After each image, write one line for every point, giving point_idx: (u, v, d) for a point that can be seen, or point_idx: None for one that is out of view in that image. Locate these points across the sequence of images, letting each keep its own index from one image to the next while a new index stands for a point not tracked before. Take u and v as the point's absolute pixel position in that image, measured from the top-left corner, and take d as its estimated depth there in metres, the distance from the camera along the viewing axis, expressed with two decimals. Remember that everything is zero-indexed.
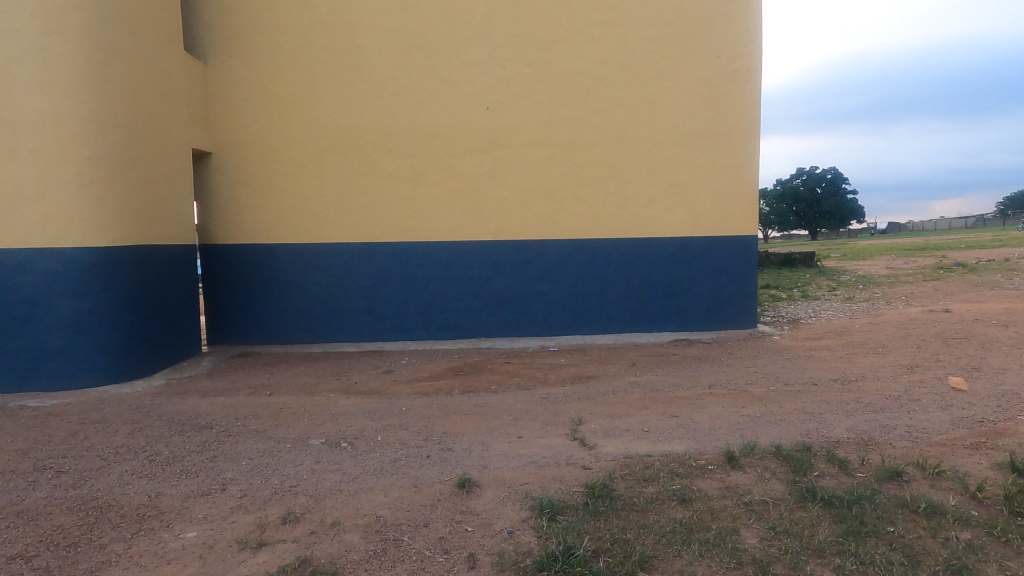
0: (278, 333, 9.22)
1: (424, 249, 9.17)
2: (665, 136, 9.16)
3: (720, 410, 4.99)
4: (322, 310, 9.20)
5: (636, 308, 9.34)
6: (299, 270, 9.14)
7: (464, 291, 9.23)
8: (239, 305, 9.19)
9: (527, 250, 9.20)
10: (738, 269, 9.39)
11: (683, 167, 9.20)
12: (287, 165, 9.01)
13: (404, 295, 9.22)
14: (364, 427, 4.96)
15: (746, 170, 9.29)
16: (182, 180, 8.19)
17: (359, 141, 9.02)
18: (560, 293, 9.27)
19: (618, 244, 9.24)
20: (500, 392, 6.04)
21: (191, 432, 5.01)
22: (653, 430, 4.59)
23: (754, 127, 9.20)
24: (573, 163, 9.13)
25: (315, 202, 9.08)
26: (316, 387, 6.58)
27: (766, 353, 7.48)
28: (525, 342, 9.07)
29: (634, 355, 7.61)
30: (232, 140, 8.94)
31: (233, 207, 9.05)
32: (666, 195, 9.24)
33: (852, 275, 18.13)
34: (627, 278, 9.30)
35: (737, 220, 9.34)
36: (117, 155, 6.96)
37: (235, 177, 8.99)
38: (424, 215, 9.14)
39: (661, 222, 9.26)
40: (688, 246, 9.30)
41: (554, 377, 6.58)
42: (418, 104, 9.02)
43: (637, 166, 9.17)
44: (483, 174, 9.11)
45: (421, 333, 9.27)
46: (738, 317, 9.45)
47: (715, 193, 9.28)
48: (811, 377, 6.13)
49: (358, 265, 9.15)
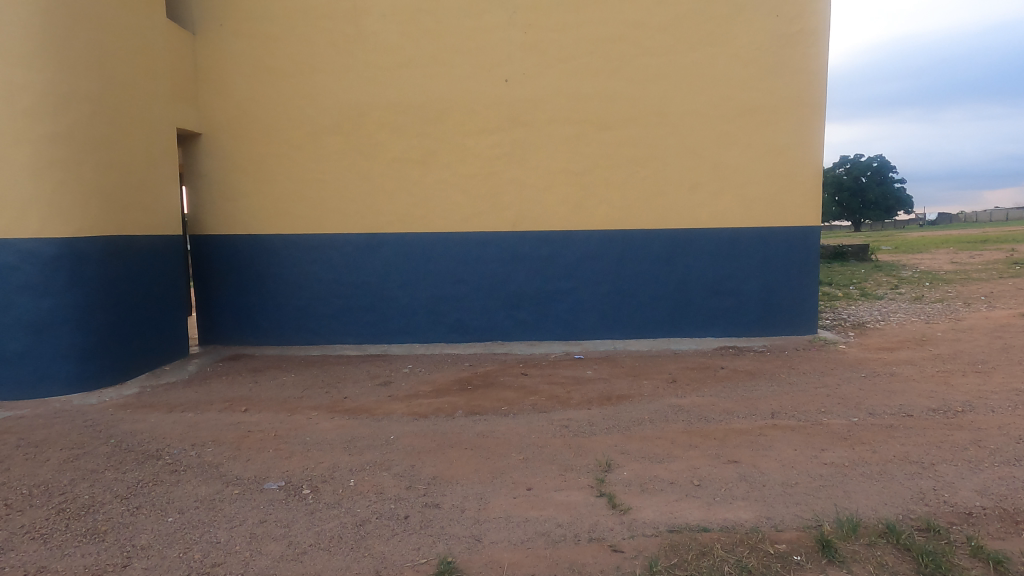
0: (275, 333, 8.38)
1: (434, 242, 8.16)
2: (712, 111, 7.88)
3: (794, 455, 3.83)
4: (322, 308, 8.32)
5: (675, 309, 8.14)
6: (296, 265, 8.26)
7: (478, 289, 8.20)
8: (232, 302, 8.37)
9: (550, 242, 8.10)
10: (794, 264, 8.08)
11: (733, 147, 7.91)
12: (284, 147, 8.10)
13: (412, 292, 8.24)
14: (337, 465, 3.98)
15: (809, 151, 7.93)
16: (166, 163, 7.37)
17: (362, 119, 8.03)
18: (587, 292, 8.15)
19: (654, 235, 8.05)
20: (511, 416, 4.98)
21: (132, 465, 4.12)
22: (705, 484, 3.47)
23: (819, 98, 7.83)
24: (605, 142, 7.95)
25: (315, 188, 8.15)
26: (299, 402, 5.65)
27: (836, 369, 6.19)
28: (547, 347, 7.98)
29: (674, 368, 6.44)
30: (225, 119, 8.08)
31: (226, 194, 8.21)
32: (712, 180, 7.97)
33: (912, 272, 16.30)
34: (665, 274, 8.10)
35: (797, 208, 8.01)
36: (83, 133, 6.13)
37: (227, 160, 8.14)
38: (435, 203, 8.12)
39: (707, 211, 8.00)
40: (736, 239, 8.03)
41: (578, 396, 5.48)
42: (427, 77, 7.97)
43: (679, 146, 7.93)
44: (501, 155, 8.01)
45: (431, 336, 8.28)
46: (795, 320, 8.14)
47: (771, 176, 7.96)
48: (903, 405, 4.87)
49: (361, 259, 8.22)
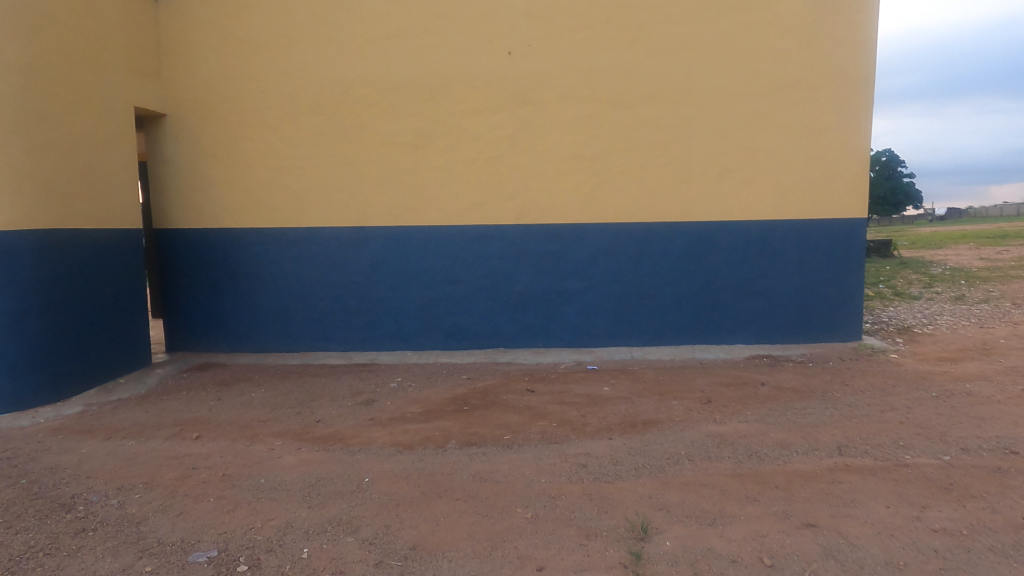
0: (250, 339, 7.49)
1: (428, 236, 7.24)
2: (744, 87, 6.91)
3: (889, 518, 2.91)
4: (303, 311, 7.42)
5: (700, 312, 7.20)
6: (274, 262, 7.37)
7: (478, 290, 7.28)
8: (203, 304, 7.50)
9: (559, 237, 7.17)
10: (836, 261, 7.13)
11: (768, 128, 6.95)
12: (259, 129, 7.19)
13: (403, 294, 7.34)
14: (291, 524, 3.08)
15: (855, 132, 6.95)
16: (122, 147, 6.48)
17: (346, 97, 7.10)
18: (600, 293, 7.23)
19: (676, 229, 7.10)
20: (515, 449, 4.06)
21: (31, 521, 3.24)
22: (780, 564, 2.58)
23: (867, 72, 6.86)
24: (621, 123, 7.00)
25: (294, 176, 7.24)
26: (263, 427, 4.74)
27: (898, 386, 5.24)
28: (556, 355, 7.05)
29: (705, 384, 5.49)
30: (192, 98, 7.18)
31: (194, 183, 7.32)
32: (744, 166, 7.01)
33: (941, 269, 15.23)
34: (689, 274, 7.17)
35: (840, 198, 7.04)
36: (12, 109, 5.25)
37: (195, 145, 7.24)
38: (429, 192, 7.19)
39: (737, 201, 7.05)
40: (770, 234, 7.08)
41: (596, 421, 4.57)
42: (419, 49, 7.03)
43: (707, 128, 6.96)
44: (503, 138, 7.07)
45: (425, 342, 7.38)
46: (837, 325, 7.19)
47: (810, 162, 6.99)
48: (1000, 439, 3.92)
49: (346, 256, 7.31)
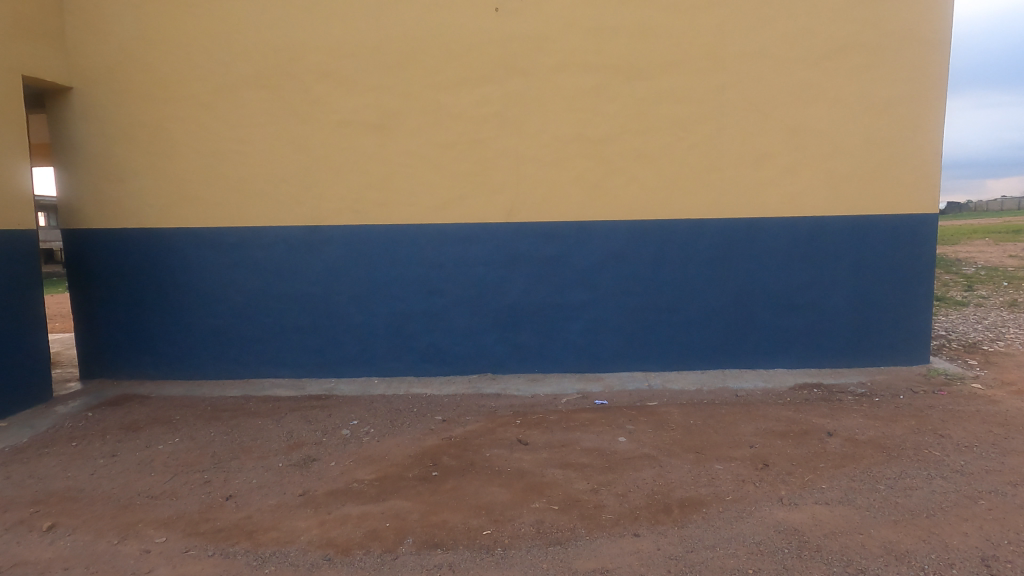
0: (183, 363, 6.15)
1: (398, 238, 5.90)
2: (788, 52, 5.57)
3: None
4: (247, 330, 6.08)
5: (730, 329, 5.90)
6: (210, 269, 6.02)
7: (459, 304, 5.95)
8: (124, 321, 6.14)
9: (559, 238, 5.84)
10: (898, 267, 5.81)
11: (817, 101, 5.62)
12: (188, 105, 5.81)
13: (368, 308, 6.00)
14: None
15: (926, 107, 5.62)
16: (9, 129, 5.14)
17: (295, 66, 5.73)
18: (609, 307, 5.90)
19: (703, 227, 5.78)
20: (499, 561, 2.75)
21: None
22: None
23: (939, 33, 5.53)
24: (635, 97, 5.66)
25: (233, 164, 5.87)
26: (150, 507, 3.41)
27: (1013, 439, 3.93)
28: (556, 384, 5.73)
29: (752, 434, 4.16)
30: (105, 67, 5.80)
31: (109, 174, 5.95)
32: (787, 150, 5.68)
33: (971, 267, 13.98)
34: (717, 283, 5.85)
35: (904, 189, 5.72)
36: None
37: (109, 126, 5.87)
38: (399, 184, 5.84)
39: (778, 193, 5.73)
40: (819, 233, 5.77)
41: (614, 502, 3.26)
42: (385, 5, 5.65)
43: (741, 102, 5.63)
44: (490, 116, 5.72)
45: (395, 368, 6.05)
46: (898, 345, 5.89)
47: (869, 144, 5.67)
48: None
49: (298, 263, 5.97)
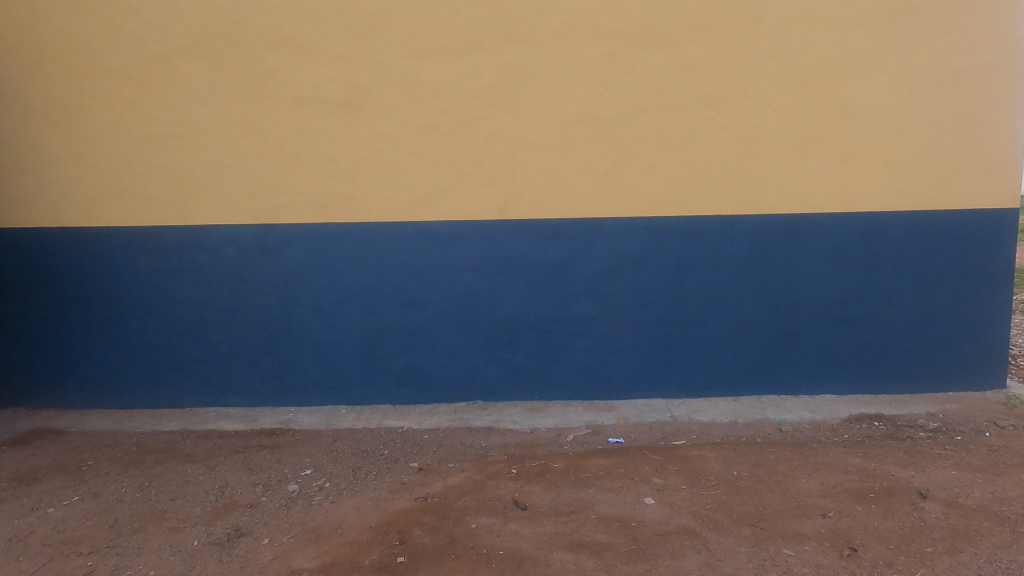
0: (114, 390, 5.15)
1: (369, 240, 4.91)
2: (843, 12, 4.59)
3: None
4: (189, 350, 5.08)
5: (768, 349, 4.93)
6: (144, 277, 5.01)
7: (444, 319, 4.96)
8: (44, 339, 5.14)
9: (563, 240, 4.86)
10: (969, 275, 4.85)
11: (876, 73, 4.65)
12: (115, 80, 4.81)
13: (333, 324, 5.00)
14: None
15: (1007, 80, 4.66)
16: None
17: (242, 32, 4.72)
18: (622, 321, 4.93)
19: (737, 227, 4.82)
20: None
21: None
22: None
23: None
24: (655, 68, 4.68)
25: (169, 151, 4.87)
26: None
27: None
28: (559, 414, 4.75)
29: (821, 495, 3.19)
30: (14, 33, 4.79)
31: (21, 164, 4.93)
32: (838, 132, 4.72)
33: None
34: (753, 293, 4.88)
35: (977, 180, 4.77)
36: None
37: (20, 105, 4.86)
38: (370, 176, 4.85)
39: (826, 185, 4.77)
40: (875, 233, 4.81)
41: None
42: None
43: (785, 76, 4.66)
44: (481, 92, 4.74)
45: (367, 395, 5.07)
46: (967, 367, 4.94)
47: (936, 126, 4.71)
48: None
49: (249, 270, 4.97)
